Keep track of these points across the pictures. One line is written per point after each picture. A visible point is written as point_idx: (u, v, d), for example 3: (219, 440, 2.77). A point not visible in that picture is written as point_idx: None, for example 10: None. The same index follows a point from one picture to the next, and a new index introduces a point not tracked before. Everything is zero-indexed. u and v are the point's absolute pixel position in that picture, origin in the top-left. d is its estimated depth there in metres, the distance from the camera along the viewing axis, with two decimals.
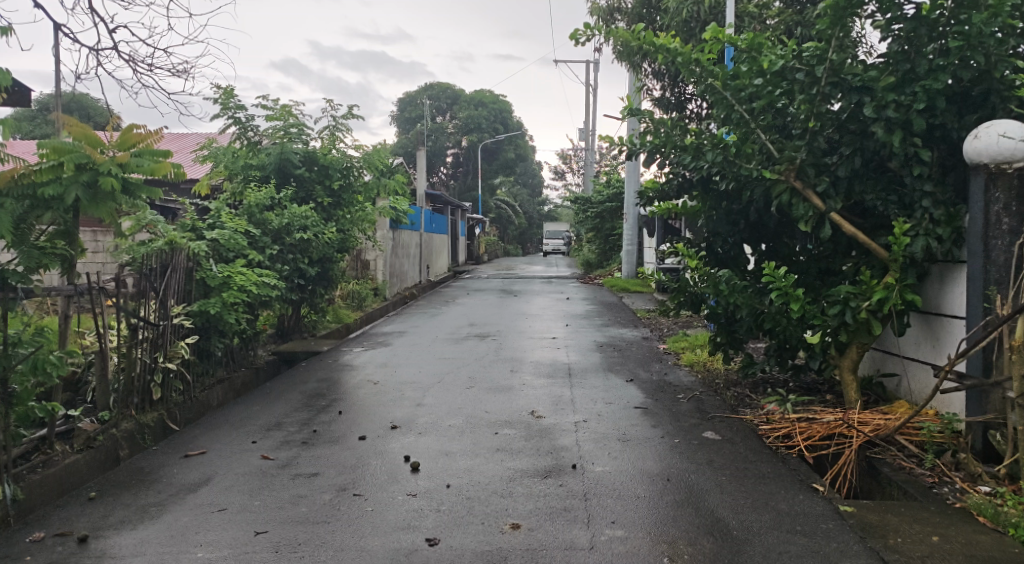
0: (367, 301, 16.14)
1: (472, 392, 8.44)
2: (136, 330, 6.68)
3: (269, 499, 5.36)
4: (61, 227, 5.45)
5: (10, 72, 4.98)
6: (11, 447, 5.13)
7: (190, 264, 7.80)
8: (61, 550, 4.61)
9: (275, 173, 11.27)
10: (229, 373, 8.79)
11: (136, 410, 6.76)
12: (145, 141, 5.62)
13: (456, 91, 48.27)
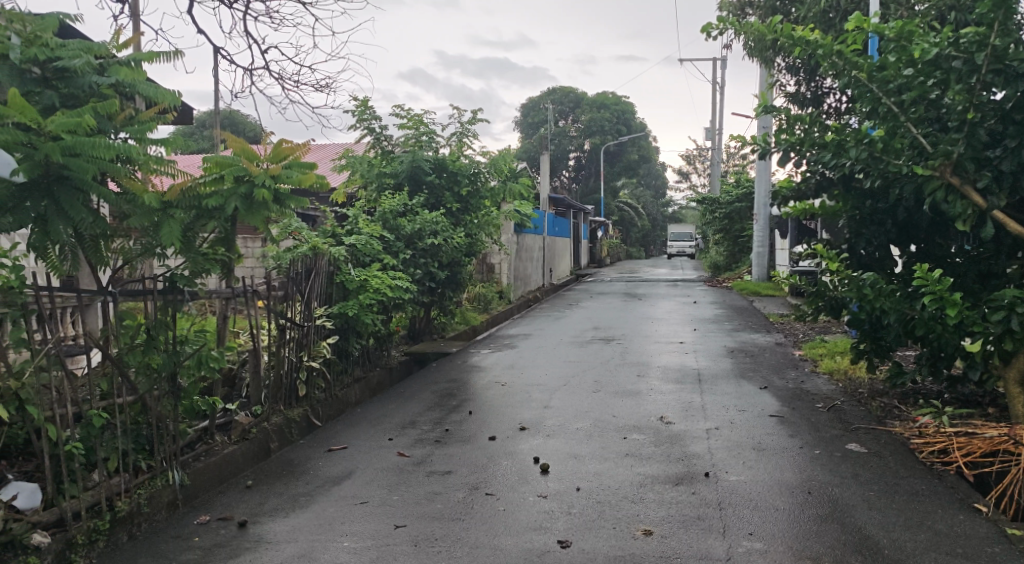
0: (492, 304, 16.41)
1: (599, 396, 8.41)
2: (284, 331, 7.10)
3: (407, 494, 5.56)
4: (220, 235, 5.87)
5: (179, 92, 5.41)
6: (179, 437, 5.57)
7: (331, 268, 8.20)
8: (224, 533, 4.96)
9: (407, 181, 11.66)
10: (365, 373, 9.17)
11: (284, 406, 7.18)
12: (295, 153, 5.89)
13: (579, 94, 48.35)
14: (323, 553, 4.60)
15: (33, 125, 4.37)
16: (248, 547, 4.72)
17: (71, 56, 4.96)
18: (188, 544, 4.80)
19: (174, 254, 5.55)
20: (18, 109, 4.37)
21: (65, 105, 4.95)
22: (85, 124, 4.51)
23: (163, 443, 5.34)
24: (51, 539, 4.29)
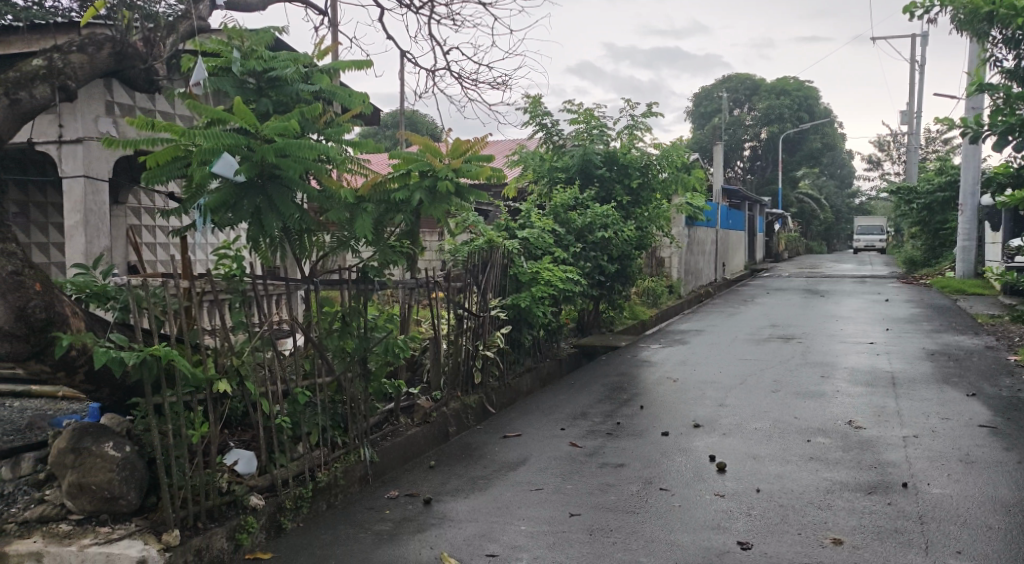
0: (662, 299, 16.14)
1: (779, 396, 8.06)
2: (461, 320, 7.38)
3: (581, 484, 5.62)
4: (406, 228, 6.20)
5: (368, 95, 5.71)
6: (369, 417, 5.95)
7: (505, 261, 8.42)
8: (410, 509, 5.25)
9: (579, 175, 11.74)
10: (537, 363, 9.33)
11: (461, 392, 7.47)
12: (473, 148, 5.98)
13: (757, 81, 46.40)
14: (503, 535, 4.75)
15: (251, 130, 4.83)
16: (433, 523, 4.97)
17: (282, 65, 5.44)
18: (380, 516, 5.13)
19: (366, 246, 5.93)
20: (239, 116, 4.84)
21: (277, 111, 5.42)
22: (292, 127, 4.90)
23: (355, 422, 5.73)
24: (264, 502, 4.74)
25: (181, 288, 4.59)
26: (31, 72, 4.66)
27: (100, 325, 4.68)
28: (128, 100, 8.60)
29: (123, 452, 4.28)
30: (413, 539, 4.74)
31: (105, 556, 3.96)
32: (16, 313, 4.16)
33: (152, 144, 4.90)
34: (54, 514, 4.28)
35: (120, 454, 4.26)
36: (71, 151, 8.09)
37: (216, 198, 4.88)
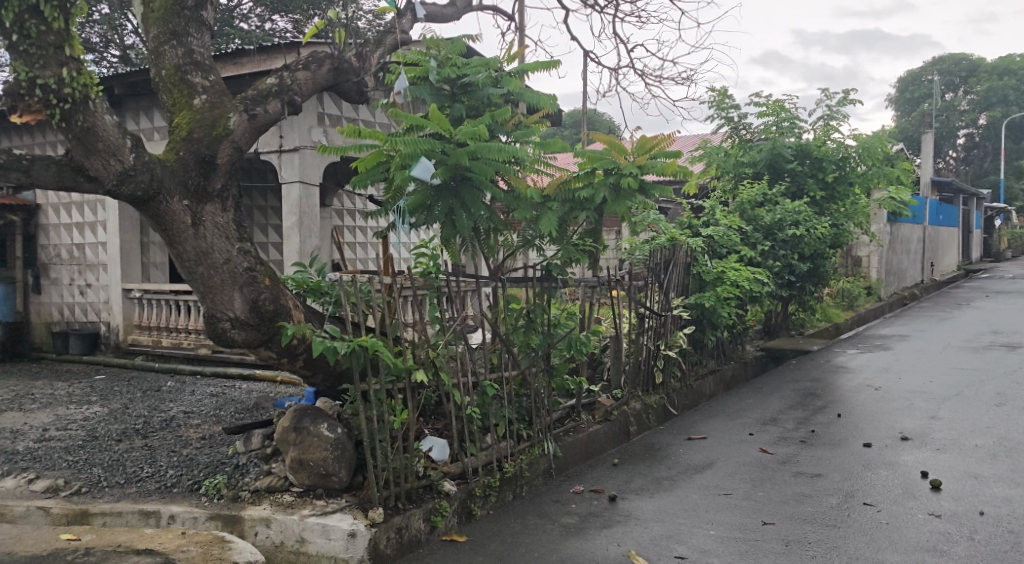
0: (859, 300, 15.11)
1: (1003, 411, 7.30)
2: (643, 319, 7.33)
3: (774, 492, 5.42)
4: (590, 226, 6.24)
5: (554, 96, 5.81)
6: (552, 411, 6.07)
7: (688, 259, 8.30)
8: (596, 504, 5.31)
9: (768, 169, 11.25)
10: (721, 365, 9.08)
11: (643, 391, 7.42)
12: (659, 144, 5.91)
13: (974, 61, 42.12)
14: (691, 537, 4.70)
15: (446, 135, 5.08)
16: (619, 520, 5.01)
17: (474, 72, 5.63)
18: (567, 509, 5.24)
19: (550, 245, 6.05)
20: (434, 122, 5.09)
21: (469, 116, 5.65)
22: (483, 130, 5.09)
23: (539, 416, 5.87)
24: (456, 488, 4.99)
25: (384, 284, 4.91)
26: (265, 90, 5.21)
27: (316, 317, 5.15)
28: (335, 110, 9.30)
29: (336, 433, 4.70)
30: (600, 534, 4.80)
31: (321, 527, 4.34)
32: (250, 305, 4.69)
33: (359, 151, 5.31)
34: (280, 486, 4.79)
35: (334, 435, 4.68)
36: (289, 158, 8.90)
37: (414, 200, 5.22)
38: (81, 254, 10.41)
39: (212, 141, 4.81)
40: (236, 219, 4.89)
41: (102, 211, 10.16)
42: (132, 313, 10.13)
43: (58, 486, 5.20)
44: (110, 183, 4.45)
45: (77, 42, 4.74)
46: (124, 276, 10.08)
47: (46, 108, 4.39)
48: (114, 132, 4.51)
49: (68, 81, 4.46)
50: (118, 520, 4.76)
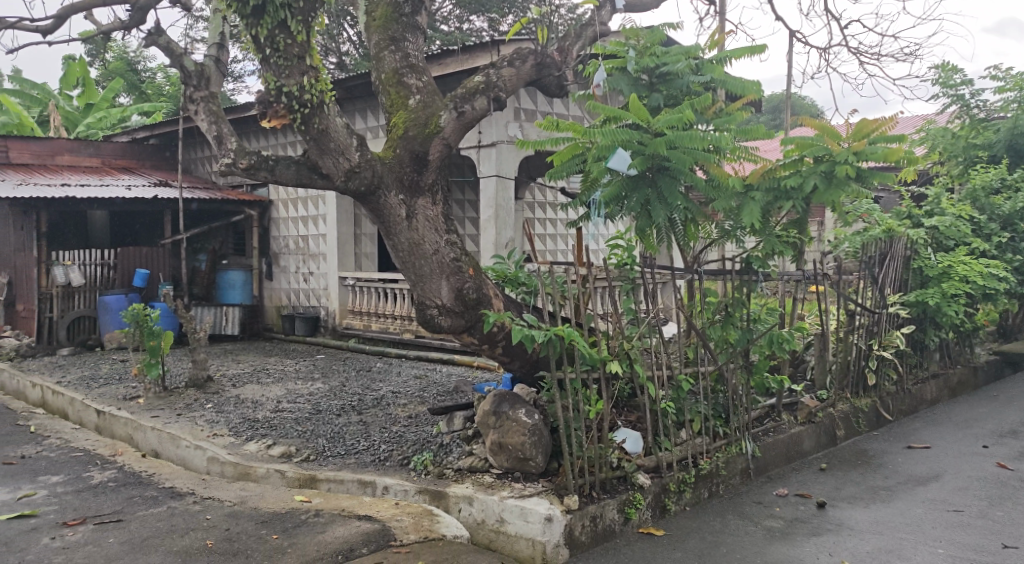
0: None
1: None
2: (854, 317, 6.85)
3: (1015, 513, 4.89)
4: (795, 217, 5.91)
5: (759, 82, 5.56)
6: (751, 410, 5.85)
7: (907, 252, 7.66)
8: (804, 510, 5.08)
9: (1007, 152, 10.09)
10: (944, 369, 8.29)
11: (852, 394, 6.94)
12: (880, 128, 5.51)
13: None
14: (914, 554, 4.36)
15: (645, 126, 5.03)
16: (830, 528, 4.75)
17: (674, 60, 5.55)
18: (771, 512, 5.05)
19: (750, 237, 5.80)
20: (634, 112, 5.06)
21: (668, 106, 5.57)
22: (684, 118, 4.99)
23: (737, 414, 5.68)
24: (651, 481, 4.94)
25: (579, 275, 4.96)
26: (473, 88, 5.42)
27: (516, 306, 5.32)
28: (531, 105, 9.48)
29: (533, 419, 4.83)
30: (809, 542, 4.58)
31: (519, 509, 4.48)
32: (455, 293, 4.94)
33: (556, 144, 5.41)
34: (481, 466, 5.02)
35: (531, 421, 4.81)
36: (487, 153, 9.22)
37: (609, 192, 5.23)
38: (304, 244, 11.43)
39: (425, 139, 5.11)
40: (444, 212, 5.16)
41: (323, 206, 11.09)
42: (347, 299, 10.98)
43: (291, 452, 5.78)
44: (339, 180, 4.87)
45: (315, 52, 5.15)
46: (341, 265, 10.94)
47: (288, 114, 4.87)
48: (342, 133, 4.94)
49: (308, 87, 4.91)
50: (341, 487, 5.22)
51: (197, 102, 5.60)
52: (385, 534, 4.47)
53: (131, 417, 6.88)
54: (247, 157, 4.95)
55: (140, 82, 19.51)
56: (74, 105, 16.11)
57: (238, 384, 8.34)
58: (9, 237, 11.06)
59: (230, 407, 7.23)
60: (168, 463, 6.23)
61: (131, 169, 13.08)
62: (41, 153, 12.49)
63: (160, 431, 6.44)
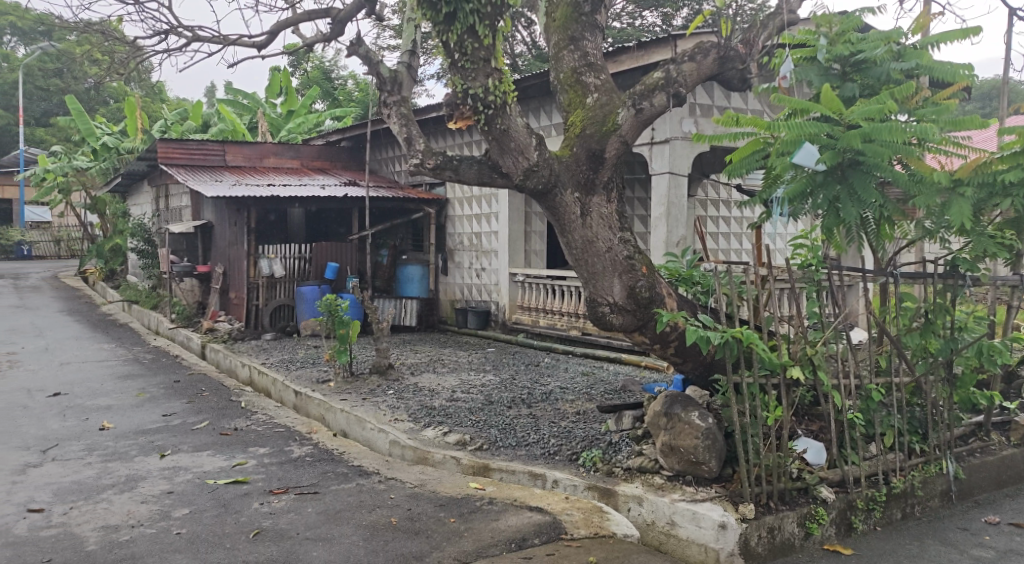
0: None
1: None
2: None
3: None
4: (1010, 216, 5.37)
5: (971, 68, 5.08)
6: (953, 426, 5.39)
7: None
8: (1020, 541, 4.64)
9: None
10: None
11: None
12: None
13: None
14: None
15: (837, 117, 4.75)
16: None
17: (872, 47, 5.22)
18: (979, 541, 4.66)
19: (957, 236, 5.29)
20: (825, 103, 4.79)
21: (863, 95, 5.22)
22: (881, 110, 4.68)
23: (937, 430, 5.25)
24: (835, 496, 4.68)
25: (758, 275, 4.76)
26: (652, 84, 5.29)
27: (690, 307, 5.22)
28: (707, 100, 9.22)
29: (707, 423, 4.72)
30: None
31: (691, 513, 4.39)
32: (627, 292, 4.94)
33: (736, 140, 5.24)
34: (651, 467, 4.97)
35: (704, 425, 4.70)
36: (660, 151, 9.08)
37: (792, 189, 4.97)
38: (478, 241, 11.79)
39: (602, 137, 5.09)
40: (619, 210, 5.15)
41: (496, 203, 11.39)
42: (516, 294, 11.22)
43: (465, 441, 6.00)
44: (518, 179, 5.02)
45: (500, 54, 5.29)
46: (512, 261, 11.19)
47: (473, 115, 5.07)
48: (523, 133, 5.07)
49: (492, 89, 5.06)
50: (512, 478, 5.35)
51: (391, 106, 5.94)
52: (556, 526, 4.55)
53: (323, 399, 7.43)
54: (434, 157, 5.26)
55: (333, 90, 21.11)
56: (278, 111, 17.59)
57: (416, 373, 8.76)
58: (224, 231, 12.28)
59: (410, 394, 7.62)
60: (356, 443, 6.66)
61: (325, 170, 14.09)
62: (250, 156, 13.74)
63: (349, 413, 6.91)
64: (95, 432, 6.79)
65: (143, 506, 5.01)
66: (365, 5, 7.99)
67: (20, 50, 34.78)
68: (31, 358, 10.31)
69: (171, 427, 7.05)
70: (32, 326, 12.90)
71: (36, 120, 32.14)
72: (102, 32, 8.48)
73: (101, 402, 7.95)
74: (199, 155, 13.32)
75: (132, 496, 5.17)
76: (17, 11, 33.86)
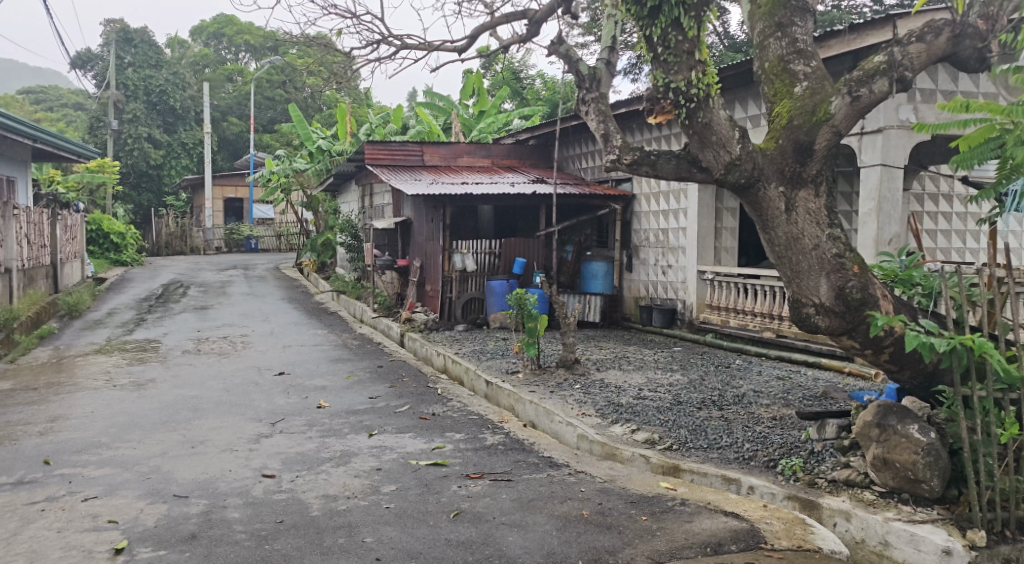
0: None
1: None
2: None
3: None
4: None
5: None
6: None
7: None
8: None
9: None
10: None
11: None
12: None
13: None
14: None
15: None
16: None
17: None
18: None
19: None
20: None
21: None
22: None
23: None
24: None
25: (994, 277, 4.28)
26: (872, 69, 4.90)
27: (910, 310, 4.82)
28: (929, 84, 8.48)
29: (929, 437, 4.33)
30: None
31: (909, 534, 4.09)
32: (836, 291, 4.65)
33: (966, 127, 4.75)
34: (860, 481, 4.66)
35: (925, 440, 4.32)
36: (871, 141, 8.45)
37: None
38: (666, 237, 11.56)
39: (812, 127, 4.81)
40: (828, 205, 4.85)
41: (685, 199, 11.11)
42: (705, 293, 10.89)
43: (654, 439, 5.93)
44: (719, 173, 4.89)
45: (704, 46, 5.14)
46: (700, 259, 10.87)
47: (674, 109, 5.00)
48: (725, 126, 4.92)
49: (695, 82, 4.94)
50: (705, 480, 5.21)
51: (589, 103, 5.97)
52: (755, 535, 4.37)
53: (513, 390, 7.63)
54: (632, 153, 5.25)
55: (523, 89, 21.64)
56: (470, 112, 18.24)
57: (602, 369, 8.78)
58: (422, 226, 12.95)
59: (597, 390, 7.64)
60: (544, 434, 6.77)
61: (515, 167, 14.44)
62: (446, 155, 14.40)
63: (538, 405, 7.04)
64: (313, 410, 7.41)
65: (357, 480, 5.40)
66: (561, 3, 8.08)
67: (251, 64, 38.62)
68: (259, 340, 11.45)
69: (378, 408, 7.55)
70: (259, 312, 14.30)
71: (263, 128, 35.71)
72: (321, 45, 9.22)
73: (318, 382, 8.66)
74: (401, 155, 14.16)
75: (347, 470, 5.59)
76: (249, 30, 37.65)
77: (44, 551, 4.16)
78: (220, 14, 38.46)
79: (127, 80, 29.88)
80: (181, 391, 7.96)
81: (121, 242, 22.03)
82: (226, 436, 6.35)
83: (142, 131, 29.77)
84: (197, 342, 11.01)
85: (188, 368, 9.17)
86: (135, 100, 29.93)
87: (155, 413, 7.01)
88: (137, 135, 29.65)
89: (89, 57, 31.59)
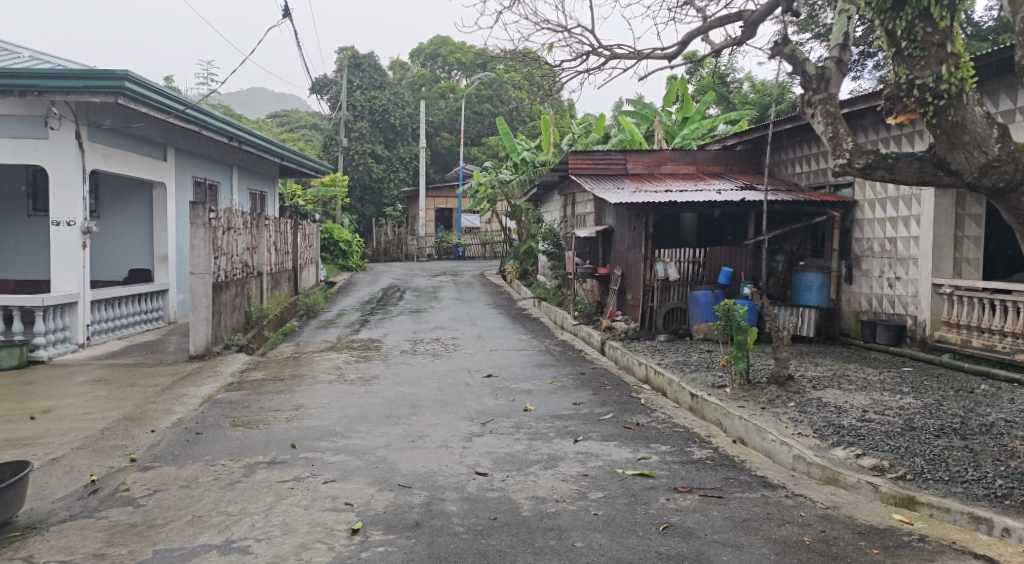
0: None
1: None
2: None
3: None
4: None
5: None
6: None
7: None
8: None
9: None
10: None
11: None
12: None
13: None
14: None
15: None
16: None
17: None
18: None
19: None
20: None
21: None
22: None
23: None
24: None
25: None
26: None
27: None
28: None
29: None
30: None
31: None
32: None
33: None
34: None
35: None
36: None
37: None
38: (893, 247, 10.67)
39: None
40: None
41: (919, 205, 10.19)
42: (941, 309, 9.90)
43: (884, 466, 5.46)
44: (973, 176, 4.46)
45: (958, 37, 4.68)
46: (936, 271, 9.91)
47: (919, 107, 4.58)
48: (983, 124, 4.47)
49: (947, 77, 4.52)
50: (947, 516, 4.74)
51: (815, 105, 5.63)
52: None
53: (721, 405, 7.36)
54: (865, 156, 4.88)
55: (728, 93, 21.08)
56: (673, 119, 17.93)
57: (818, 387, 8.22)
58: (624, 235, 12.90)
59: (814, 409, 7.18)
60: (755, 452, 6.45)
61: (722, 174, 13.95)
62: (650, 163, 14.26)
63: (748, 422, 6.73)
64: (520, 412, 7.62)
65: (565, 483, 5.47)
66: (781, 3, 7.73)
67: (463, 81, 40.59)
68: (469, 343, 11.98)
69: (582, 415, 7.61)
70: (468, 316, 14.96)
71: (472, 141, 37.45)
72: (531, 59, 9.44)
73: (524, 386, 8.89)
74: (605, 164, 14.21)
75: (555, 473, 5.68)
76: (461, 49, 39.67)
77: (295, 525, 4.60)
78: (436, 35, 40.89)
79: (356, 101, 32.41)
80: (401, 388, 8.50)
81: (348, 249, 24.00)
82: (441, 433, 6.69)
83: (366, 147, 32.29)
84: (414, 342, 11.74)
85: (406, 367, 9.78)
86: (361, 120, 32.49)
87: (379, 408, 7.53)
88: (362, 151, 32.20)
89: (325, 82, 34.74)
